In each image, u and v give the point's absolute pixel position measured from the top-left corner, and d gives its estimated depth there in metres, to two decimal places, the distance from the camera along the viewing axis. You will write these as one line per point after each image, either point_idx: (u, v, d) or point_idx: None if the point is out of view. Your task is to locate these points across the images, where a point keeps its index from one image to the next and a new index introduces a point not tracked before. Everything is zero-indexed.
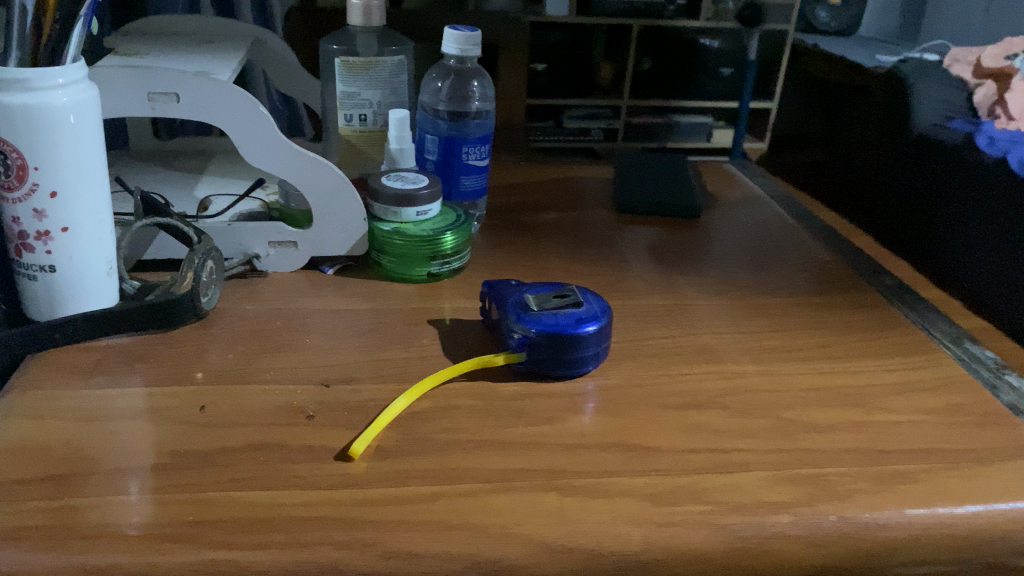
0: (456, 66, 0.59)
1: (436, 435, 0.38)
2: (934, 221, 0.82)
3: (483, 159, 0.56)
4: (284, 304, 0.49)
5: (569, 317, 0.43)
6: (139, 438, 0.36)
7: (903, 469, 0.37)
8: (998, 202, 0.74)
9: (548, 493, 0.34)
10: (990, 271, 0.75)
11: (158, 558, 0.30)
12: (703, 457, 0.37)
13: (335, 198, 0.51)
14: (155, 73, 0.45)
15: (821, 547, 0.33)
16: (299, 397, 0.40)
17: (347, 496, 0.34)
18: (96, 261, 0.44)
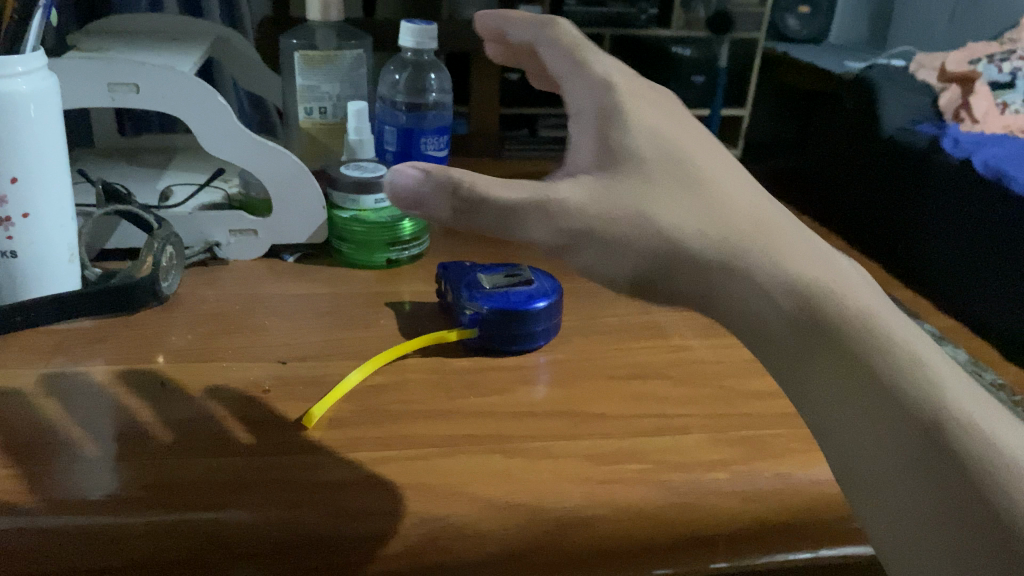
0: (413, 58, 0.60)
1: (389, 405, 0.39)
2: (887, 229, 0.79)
3: (441, 150, 0.57)
4: (245, 289, 0.50)
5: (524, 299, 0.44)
6: (97, 411, 0.37)
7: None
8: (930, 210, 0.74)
9: (494, 455, 0.36)
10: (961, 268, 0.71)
11: (112, 519, 0.31)
12: (645, 422, 0.39)
13: (295, 185, 0.52)
14: (115, 63, 0.46)
15: (753, 501, 0.35)
16: (257, 373, 0.41)
17: (299, 461, 0.35)
18: (57, 247, 0.45)
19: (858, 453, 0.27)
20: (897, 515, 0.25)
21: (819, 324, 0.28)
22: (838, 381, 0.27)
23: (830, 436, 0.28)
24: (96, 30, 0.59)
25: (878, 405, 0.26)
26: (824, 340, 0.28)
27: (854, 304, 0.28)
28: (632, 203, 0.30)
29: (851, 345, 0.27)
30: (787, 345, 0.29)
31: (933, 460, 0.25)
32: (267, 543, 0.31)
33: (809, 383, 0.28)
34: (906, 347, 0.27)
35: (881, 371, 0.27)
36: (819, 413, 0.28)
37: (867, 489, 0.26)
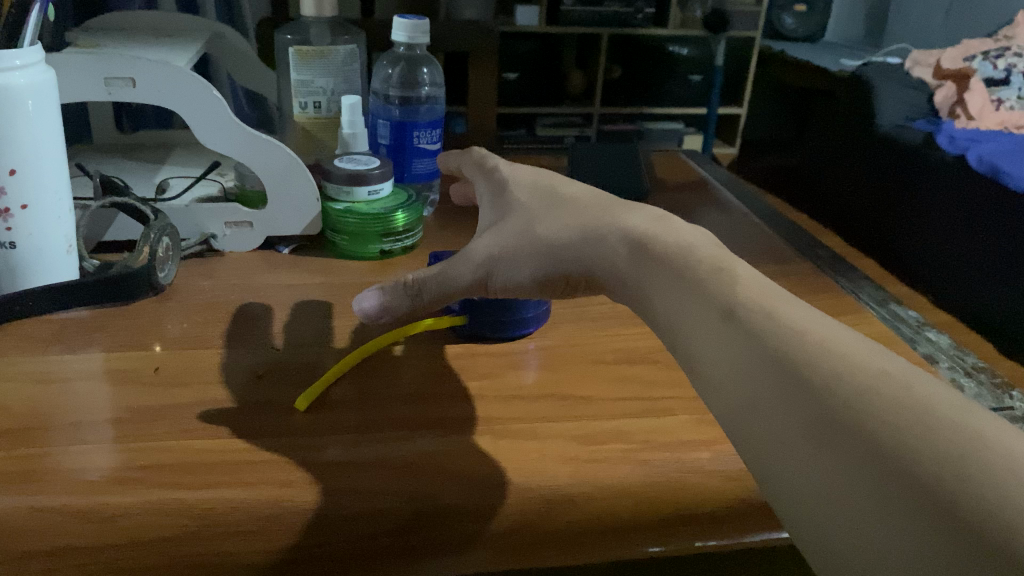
0: (405, 53, 0.61)
1: (382, 389, 0.40)
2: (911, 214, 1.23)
3: (434, 143, 0.58)
4: (241, 280, 0.51)
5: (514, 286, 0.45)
6: (95, 396, 0.38)
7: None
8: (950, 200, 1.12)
9: (483, 436, 0.37)
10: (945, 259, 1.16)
11: (109, 498, 0.32)
12: (631, 404, 0.40)
13: (289, 178, 0.53)
14: (110, 58, 0.47)
15: (735, 480, 0.36)
16: (252, 359, 0.42)
17: (292, 442, 0.36)
18: (55, 237, 0.45)
19: (762, 441, 0.26)
20: (801, 486, 0.24)
21: (710, 306, 0.30)
22: (741, 367, 0.28)
23: (741, 434, 0.27)
24: (93, 27, 0.60)
25: (778, 384, 0.26)
26: (720, 323, 0.29)
27: (749, 295, 0.30)
28: (519, 226, 0.37)
29: (749, 331, 0.28)
30: (669, 315, 0.32)
31: (828, 422, 0.24)
32: (257, 520, 0.32)
33: (716, 380, 0.29)
34: (799, 329, 0.28)
35: (782, 353, 0.27)
36: (730, 412, 0.28)
37: (774, 479, 0.25)
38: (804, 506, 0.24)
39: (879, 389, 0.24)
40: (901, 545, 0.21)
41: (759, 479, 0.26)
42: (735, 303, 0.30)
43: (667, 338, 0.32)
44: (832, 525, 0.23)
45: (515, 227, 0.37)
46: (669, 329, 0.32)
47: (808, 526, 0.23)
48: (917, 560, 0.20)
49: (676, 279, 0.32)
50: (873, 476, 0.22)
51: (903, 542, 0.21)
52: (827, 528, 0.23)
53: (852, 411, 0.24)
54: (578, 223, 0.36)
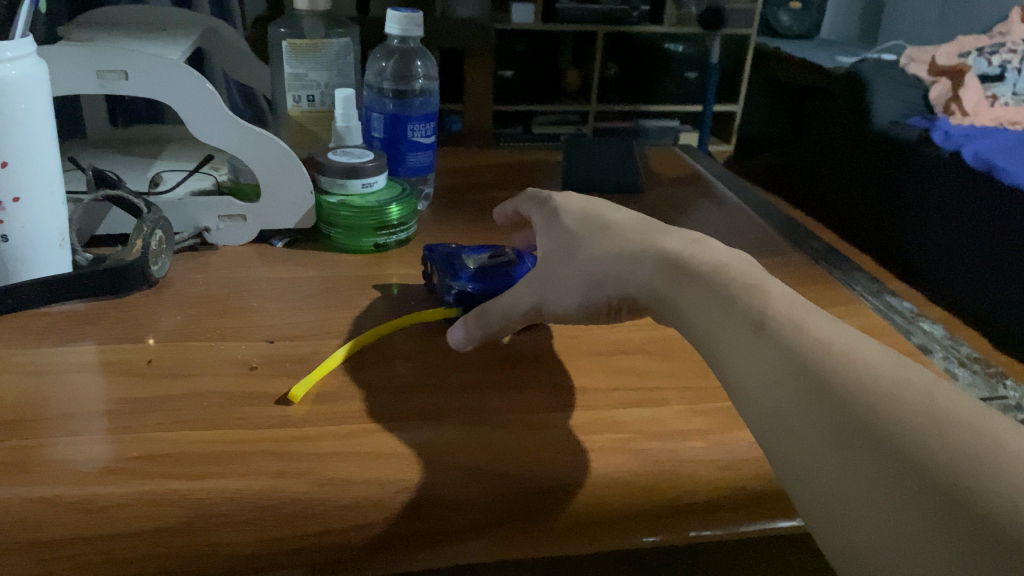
0: (399, 46, 0.62)
1: (376, 380, 0.40)
2: (904, 213, 1.23)
3: (429, 136, 0.58)
4: (234, 273, 0.51)
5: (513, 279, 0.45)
6: (87, 389, 0.38)
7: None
8: (954, 209, 1.12)
9: (478, 426, 0.37)
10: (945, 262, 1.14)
11: (101, 489, 0.32)
12: (625, 394, 0.40)
13: (282, 170, 0.53)
14: (102, 50, 0.47)
15: (729, 469, 0.36)
16: (245, 351, 0.42)
17: (285, 433, 0.36)
18: (47, 231, 0.45)
19: (791, 445, 0.27)
20: (827, 488, 0.25)
21: (739, 316, 0.32)
22: (770, 375, 0.29)
23: (770, 439, 0.28)
24: (85, 21, 0.60)
25: (807, 393, 0.27)
26: (751, 335, 0.31)
27: (780, 308, 0.31)
28: (570, 253, 0.39)
29: (780, 341, 0.29)
30: (702, 329, 0.33)
31: (855, 428, 0.25)
32: (251, 510, 0.32)
33: (748, 388, 0.30)
34: (828, 340, 0.29)
35: (811, 363, 0.28)
36: (760, 417, 0.29)
37: (797, 477, 0.27)
38: (830, 507, 0.25)
39: (906, 399, 0.25)
40: (923, 542, 0.22)
41: (787, 480, 0.27)
42: (767, 317, 0.31)
43: (698, 346, 0.34)
44: (857, 523, 0.24)
45: (563, 258, 0.40)
46: (698, 336, 0.33)
47: (833, 523, 0.25)
48: (938, 553, 0.22)
49: (710, 293, 0.33)
50: (898, 478, 0.24)
51: (926, 538, 0.22)
52: (852, 525, 0.24)
53: (880, 418, 0.25)
54: (617, 247, 0.38)
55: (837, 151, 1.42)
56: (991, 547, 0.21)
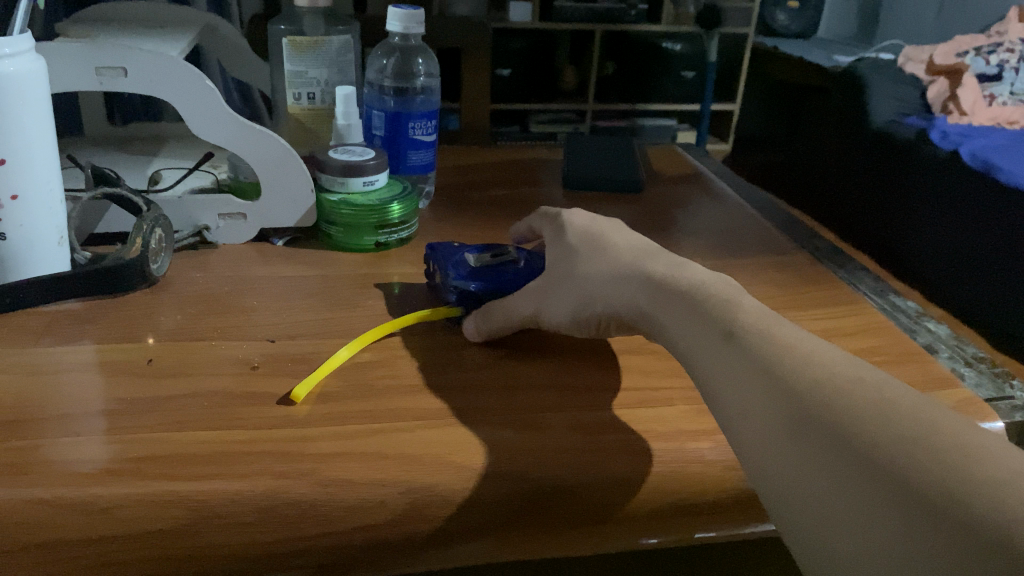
0: (400, 44, 0.61)
1: (379, 380, 0.40)
2: (900, 214, 1.23)
3: (429, 135, 0.58)
4: (234, 272, 0.50)
5: (511, 283, 0.45)
6: (86, 388, 0.38)
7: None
8: (951, 210, 1.13)
9: (483, 426, 0.37)
10: (941, 262, 1.15)
11: (101, 490, 0.31)
12: (630, 394, 0.40)
13: (282, 168, 0.52)
14: (101, 47, 0.46)
15: (736, 470, 0.36)
16: (246, 350, 0.42)
17: (288, 433, 0.35)
18: (45, 228, 0.45)
19: (758, 450, 0.29)
20: (792, 486, 0.27)
21: (717, 335, 0.33)
22: (745, 390, 0.30)
23: (742, 445, 0.30)
24: (83, 17, 0.59)
25: (770, 398, 0.29)
26: (722, 344, 0.32)
27: (748, 318, 0.33)
28: (567, 269, 0.41)
29: (748, 350, 0.31)
30: (678, 340, 0.34)
31: (812, 429, 0.27)
32: (253, 511, 0.31)
33: (719, 394, 0.31)
34: (791, 348, 0.30)
35: (776, 370, 0.30)
36: (730, 422, 0.31)
37: (778, 495, 0.27)
38: (794, 505, 0.26)
39: (858, 398, 0.27)
40: (871, 525, 0.24)
41: (758, 484, 0.29)
42: (737, 327, 0.33)
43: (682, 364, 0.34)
44: (818, 515, 0.25)
45: (560, 273, 0.41)
46: (681, 353, 0.34)
47: (799, 520, 0.26)
48: (883, 533, 0.23)
49: (685, 304, 0.35)
50: (849, 470, 0.25)
51: (874, 521, 0.24)
52: (813, 519, 0.25)
53: (834, 417, 0.27)
54: (607, 264, 0.39)
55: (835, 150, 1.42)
56: (927, 520, 0.22)
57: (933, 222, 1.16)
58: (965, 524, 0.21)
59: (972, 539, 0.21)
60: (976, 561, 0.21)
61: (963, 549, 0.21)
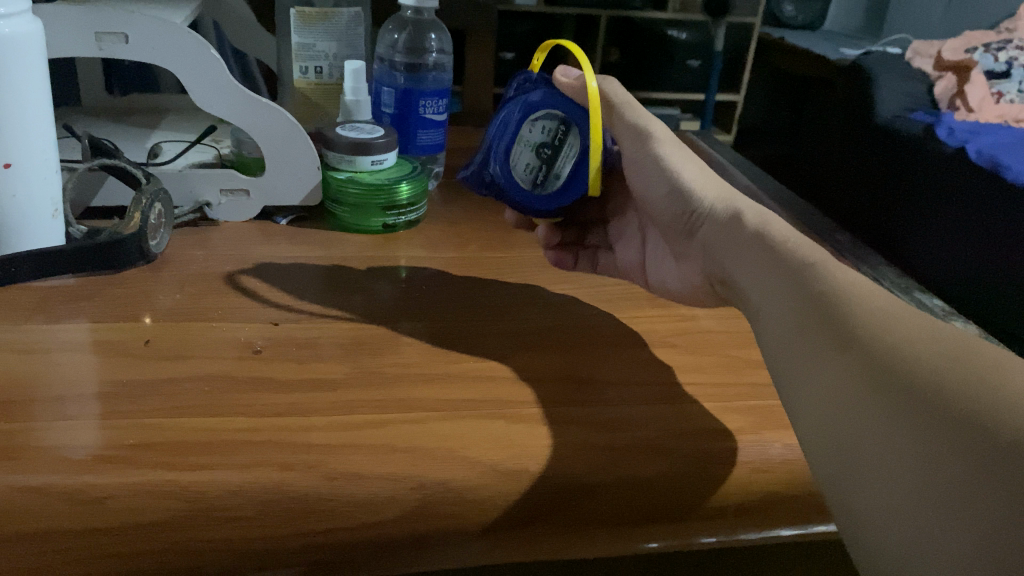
0: (413, 17, 0.59)
1: (390, 367, 0.38)
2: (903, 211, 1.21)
3: (440, 114, 0.56)
4: (236, 251, 0.49)
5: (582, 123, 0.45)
6: (81, 370, 0.36)
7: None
8: (956, 204, 1.11)
9: (496, 420, 0.35)
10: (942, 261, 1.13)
11: (93, 479, 0.29)
12: (651, 388, 0.38)
13: (287, 143, 0.50)
14: (101, 11, 0.44)
15: (763, 472, 0.34)
16: (248, 333, 0.40)
17: (293, 422, 0.33)
18: (40, 201, 0.43)
19: (797, 368, 0.31)
20: (824, 407, 0.28)
21: (777, 265, 0.35)
22: (793, 319, 0.32)
23: (780, 370, 0.32)
24: None
25: (812, 322, 0.31)
26: (782, 275, 0.34)
27: (811, 253, 0.34)
28: (682, 155, 0.45)
29: (804, 283, 0.33)
30: (744, 286, 0.36)
31: (854, 349, 0.29)
32: (256, 505, 0.30)
33: (769, 331, 0.33)
34: (840, 283, 0.32)
35: (822, 299, 0.31)
36: (776, 346, 0.32)
37: (816, 424, 0.29)
38: (828, 432, 0.28)
39: (903, 328, 0.29)
40: (900, 429, 0.25)
41: (789, 398, 0.31)
42: (797, 260, 0.34)
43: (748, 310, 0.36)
44: (848, 432, 0.27)
45: (671, 146, 0.45)
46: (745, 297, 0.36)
47: (825, 435, 0.28)
48: (908, 442, 0.25)
49: (750, 248, 0.37)
50: (881, 381, 0.27)
51: (903, 431, 0.25)
52: (841, 433, 0.27)
53: (874, 342, 0.28)
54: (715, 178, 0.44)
55: (837, 142, 1.41)
56: (959, 431, 0.24)
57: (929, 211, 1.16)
58: (986, 437, 0.23)
59: (992, 453, 0.23)
60: (990, 477, 0.22)
61: (978, 461, 0.23)
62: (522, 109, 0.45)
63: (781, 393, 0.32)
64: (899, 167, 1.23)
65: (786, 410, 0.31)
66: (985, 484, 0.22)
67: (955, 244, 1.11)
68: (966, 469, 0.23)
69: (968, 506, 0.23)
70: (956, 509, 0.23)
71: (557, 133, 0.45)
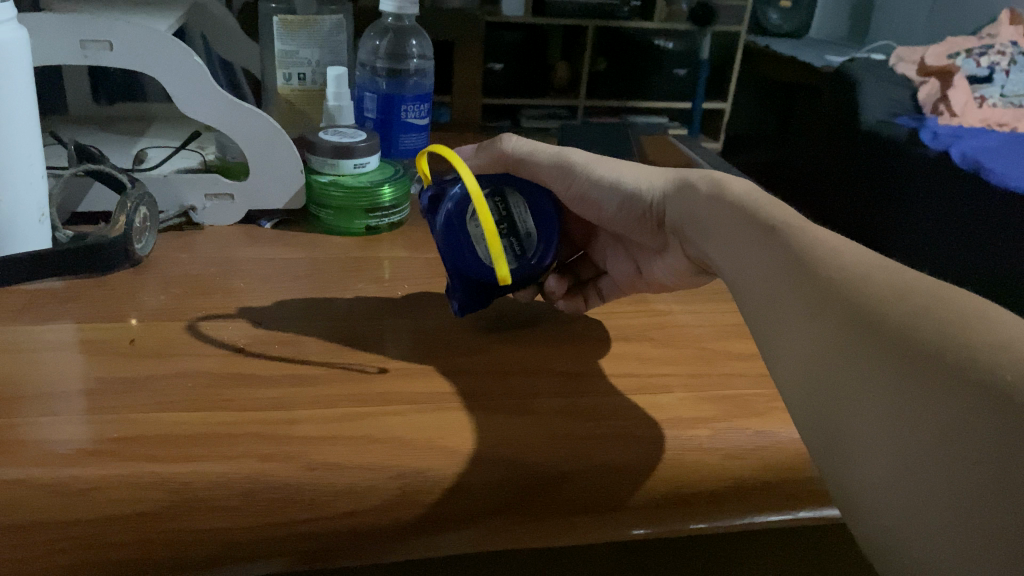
0: (394, 23, 0.60)
1: (372, 363, 0.39)
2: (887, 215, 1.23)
3: (422, 118, 0.57)
4: (221, 253, 0.49)
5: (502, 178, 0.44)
6: (67, 368, 0.36)
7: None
8: (945, 203, 1.12)
9: (474, 412, 0.36)
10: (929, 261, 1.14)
11: (79, 472, 0.30)
12: (626, 380, 0.39)
13: (271, 147, 0.51)
14: (84, 20, 0.45)
15: (736, 458, 0.35)
16: (232, 332, 0.41)
17: (274, 415, 0.34)
18: (27, 206, 0.43)
19: (788, 338, 0.31)
20: (809, 366, 0.29)
21: (756, 237, 0.34)
22: (779, 291, 0.32)
23: (770, 341, 0.32)
24: None
25: (799, 285, 0.31)
26: (762, 241, 0.34)
27: (780, 216, 0.35)
28: (611, 161, 0.44)
29: (779, 245, 0.33)
30: (721, 263, 0.37)
31: (830, 305, 0.29)
32: (238, 495, 0.31)
33: (756, 303, 0.33)
34: (821, 249, 0.32)
35: (804, 265, 0.31)
36: (759, 312, 0.33)
37: (811, 396, 0.28)
38: (824, 403, 0.28)
39: (878, 284, 0.28)
40: (889, 389, 0.25)
41: (780, 369, 0.31)
42: (777, 224, 0.34)
43: (731, 286, 0.36)
44: (841, 399, 0.27)
45: (597, 158, 0.44)
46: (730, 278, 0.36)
47: (821, 407, 0.28)
48: (899, 402, 0.25)
49: (730, 222, 0.37)
50: (865, 343, 0.27)
51: (891, 390, 0.25)
52: (835, 402, 0.27)
53: (859, 302, 0.28)
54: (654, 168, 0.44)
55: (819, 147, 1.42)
56: (945, 381, 0.24)
57: (914, 213, 1.17)
58: (976, 382, 0.23)
59: (989, 397, 0.22)
60: (985, 415, 0.22)
61: (970, 405, 0.23)
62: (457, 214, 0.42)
63: (773, 368, 0.31)
64: (883, 170, 1.24)
65: (779, 387, 0.31)
66: (980, 422, 0.22)
67: (941, 245, 1.12)
68: (959, 415, 0.23)
69: (967, 452, 0.22)
70: (955, 458, 0.22)
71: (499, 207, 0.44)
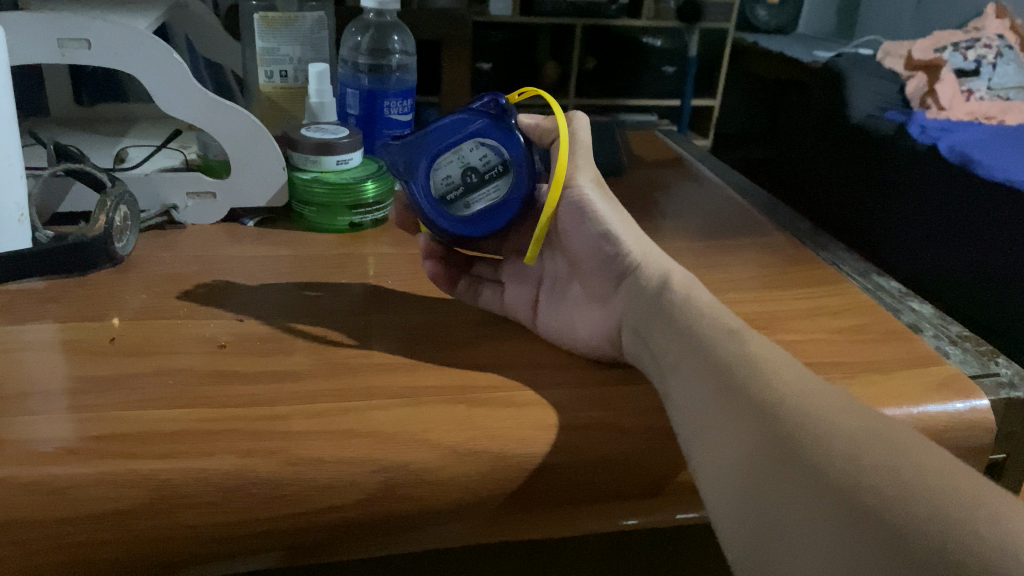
0: (375, 19, 0.60)
1: (355, 359, 0.39)
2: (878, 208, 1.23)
3: (405, 114, 0.57)
4: (203, 252, 0.49)
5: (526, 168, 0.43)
6: (47, 367, 0.36)
7: (819, 375, 0.39)
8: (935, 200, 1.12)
9: (457, 404, 0.35)
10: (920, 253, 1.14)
11: (57, 470, 0.30)
12: (611, 372, 0.39)
13: (252, 145, 0.51)
14: (62, 18, 0.45)
15: None
16: (214, 330, 0.40)
17: (256, 412, 0.34)
18: (5, 206, 0.43)
19: (713, 448, 0.30)
20: (732, 474, 0.29)
21: (698, 340, 0.34)
22: (709, 400, 0.32)
23: (696, 448, 0.32)
24: None
25: (727, 399, 0.31)
26: (702, 347, 0.34)
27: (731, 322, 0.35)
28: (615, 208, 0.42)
29: (720, 352, 0.33)
30: (666, 341, 0.36)
31: (759, 421, 0.29)
32: (218, 491, 0.30)
33: (684, 407, 0.33)
34: (757, 363, 0.32)
35: (736, 379, 0.31)
36: (688, 417, 0.33)
37: (731, 513, 0.28)
38: (744, 522, 0.27)
39: (808, 406, 0.28)
40: (802, 519, 0.25)
41: (706, 480, 0.30)
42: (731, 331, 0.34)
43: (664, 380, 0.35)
44: (758, 523, 0.27)
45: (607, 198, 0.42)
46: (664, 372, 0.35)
47: (741, 527, 0.27)
48: (811, 532, 0.24)
49: (676, 315, 0.36)
50: (787, 470, 0.27)
51: (805, 519, 0.25)
52: (753, 524, 0.27)
53: (786, 423, 0.28)
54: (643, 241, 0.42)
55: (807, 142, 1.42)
56: (853, 518, 0.23)
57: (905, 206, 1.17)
58: (882, 523, 0.23)
59: (890, 542, 0.22)
60: (883, 560, 0.22)
61: (870, 549, 0.22)
62: (479, 126, 0.43)
63: (699, 477, 0.31)
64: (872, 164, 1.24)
65: (704, 499, 0.31)
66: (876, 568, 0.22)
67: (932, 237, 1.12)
68: (860, 556, 0.23)
69: None
70: None
71: (491, 169, 0.43)
